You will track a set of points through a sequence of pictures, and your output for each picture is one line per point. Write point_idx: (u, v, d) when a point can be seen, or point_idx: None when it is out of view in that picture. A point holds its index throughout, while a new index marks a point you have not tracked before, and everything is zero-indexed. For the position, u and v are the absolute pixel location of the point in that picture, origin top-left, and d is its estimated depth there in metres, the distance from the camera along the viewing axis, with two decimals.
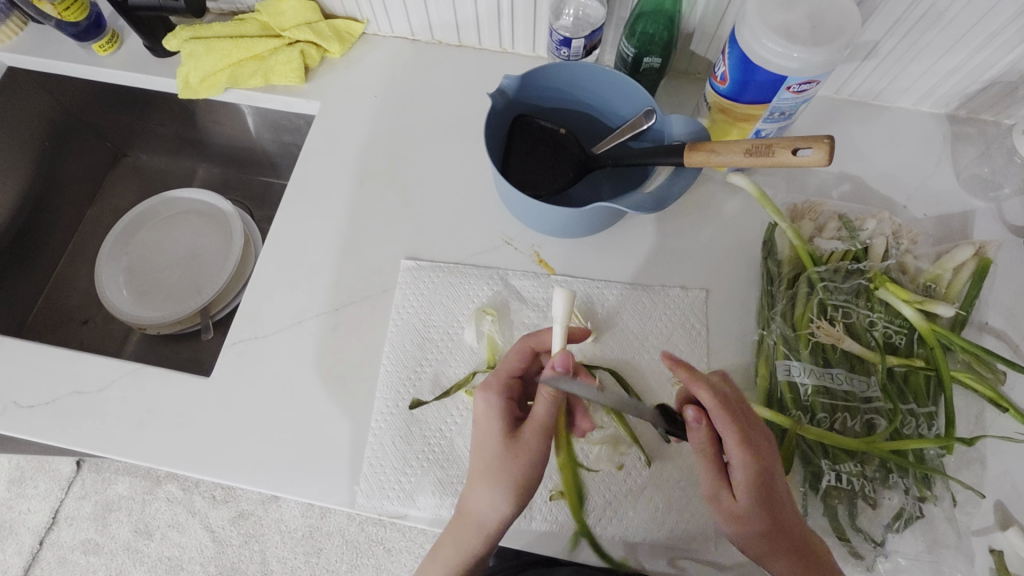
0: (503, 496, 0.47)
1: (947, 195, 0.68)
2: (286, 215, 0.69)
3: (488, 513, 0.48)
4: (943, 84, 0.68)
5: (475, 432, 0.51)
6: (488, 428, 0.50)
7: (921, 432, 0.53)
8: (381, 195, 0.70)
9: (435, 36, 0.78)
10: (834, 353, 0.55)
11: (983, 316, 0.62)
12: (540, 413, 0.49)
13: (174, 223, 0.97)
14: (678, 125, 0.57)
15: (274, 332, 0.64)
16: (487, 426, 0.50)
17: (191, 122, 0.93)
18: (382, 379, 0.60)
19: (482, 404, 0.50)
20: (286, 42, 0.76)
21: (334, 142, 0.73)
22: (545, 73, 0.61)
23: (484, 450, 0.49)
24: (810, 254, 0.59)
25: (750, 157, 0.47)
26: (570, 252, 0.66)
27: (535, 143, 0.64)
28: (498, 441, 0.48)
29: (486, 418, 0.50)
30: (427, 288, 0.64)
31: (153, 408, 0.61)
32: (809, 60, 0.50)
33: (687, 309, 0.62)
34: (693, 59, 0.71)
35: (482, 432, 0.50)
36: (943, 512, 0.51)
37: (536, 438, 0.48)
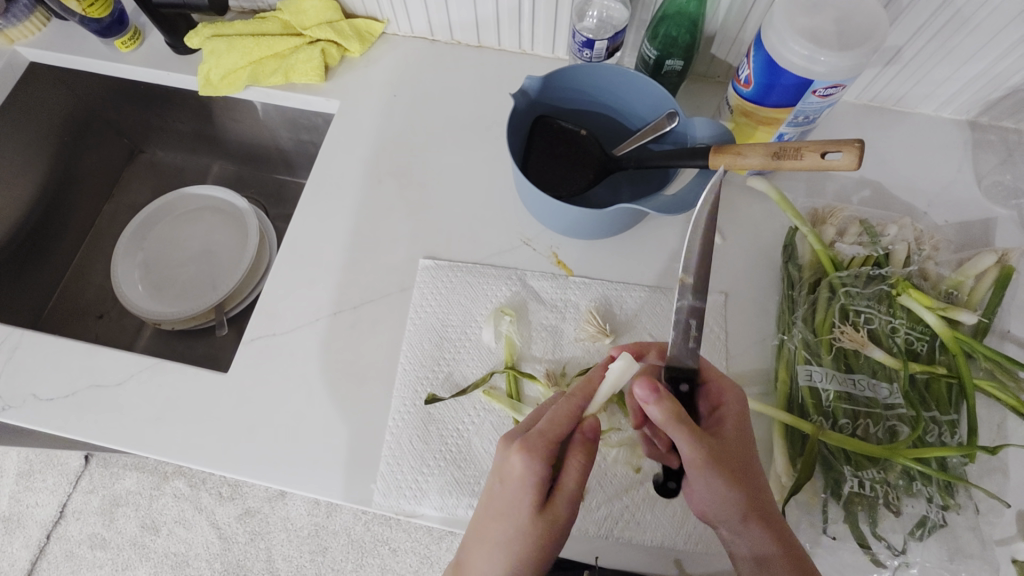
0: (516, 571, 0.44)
1: (968, 202, 0.68)
2: (304, 212, 0.69)
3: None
4: (964, 91, 0.68)
5: (498, 495, 0.45)
6: (518, 500, 0.44)
7: (943, 440, 0.53)
8: (400, 193, 0.70)
9: (455, 37, 0.78)
10: (856, 359, 0.55)
11: (1004, 324, 0.62)
12: (573, 488, 0.45)
13: (189, 219, 0.97)
14: (701, 128, 0.57)
15: (291, 329, 0.64)
16: (518, 497, 0.44)
17: (209, 119, 0.94)
18: (399, 378, 0.60)
19: (519, 472, 0.44)
20: (307, 41, 0.76)
21: (352, 140, 0.73)
22: (568, 74, 0.61)
23: (509, 521, 0.44)
24: (832, 259, 0.58)
25: (777, 160, 0.47)
26: (589, 254, 0.66)
27: (556, 144, 0.64)
28: (528, 518, 0.44)
29: (519, 488, 0.44)
30: (445, 288, 0.64)
31: (171, 402, 0.61)
32: (836, 64, 0.50)
33: (707, 313, 0.62)
34: (713, 62, 0.71)
35: (509, 501, 0.44)
36: (967, 521, 0.50)
37: (564, 512, 0.45)
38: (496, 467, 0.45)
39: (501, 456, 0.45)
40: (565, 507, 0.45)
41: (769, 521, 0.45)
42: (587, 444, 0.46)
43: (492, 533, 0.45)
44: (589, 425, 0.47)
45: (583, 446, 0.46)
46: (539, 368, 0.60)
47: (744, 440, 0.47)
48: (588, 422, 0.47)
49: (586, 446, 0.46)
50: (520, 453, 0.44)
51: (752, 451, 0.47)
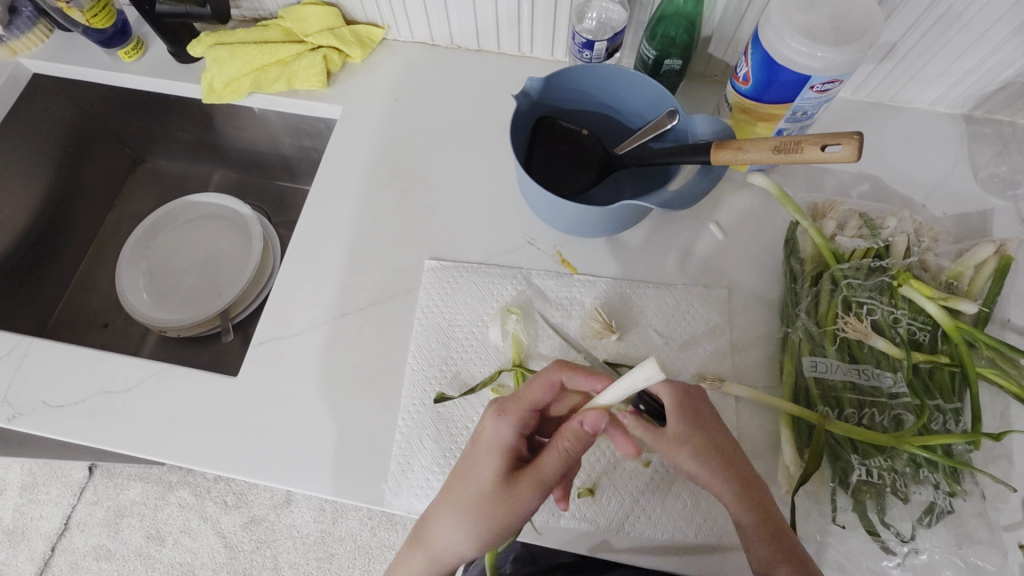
0: (467, 529, 0.46)
1: (964, 194, 0.69)
2: (309, 216, 0.70)
3: (450, 547, 0.47)
4: (958, 84, 0.69)
5: (468, 455, 0.48)
6: (480, 463, 0.47)
7: (948, 428, 0.54)
8: (403, 196, 0.71)
9: (454, 41, 0.79)
10: (860, 350, 0.55)
11: (1005, 313, 0.62)
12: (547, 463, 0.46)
13: (193, 227, 0.98)
14: (702, 125, 0.58)
15: (298, 331, 0.64)
16: (485, 460, 0.47)
17: (211, 128, 0.94)
18: (408, 378, 0.61)
19: (486, 430, 0.48)
20: (309, 47, 0.77)
21: (356, 145, 0.74)
22: (568, 75, 0.62)
23: (471, 483, 0.47)
24: (833, 253, 0.60)
25: (778, 155, 0.47)
26: (592, 253, 0.67)
27: (558, 145, 0.65)
28: (488, 484, 0.46)
29: (483, 448, 0.47)
30: (451, 288, 0.65)
31: (180, 407, 0.61)
32: (833, 59, 0.51)
33: (711, 308, 0.62)
34: (710, 62, 0.72)
35: (475, 462, 0.48)
36: (974, 508, 0.51)
37: (529, 495, 0.45)
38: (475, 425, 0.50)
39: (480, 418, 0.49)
40: (529, 492, 0.45)
41: (739, 487, 0.48)
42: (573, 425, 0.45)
43: (448, 489, 0.48)
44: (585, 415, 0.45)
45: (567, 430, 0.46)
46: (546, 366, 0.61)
47: (691, 415, 0.49)
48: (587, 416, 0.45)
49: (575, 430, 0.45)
50: (493, 413, 0.48)
51: (710, 425, 0.49)
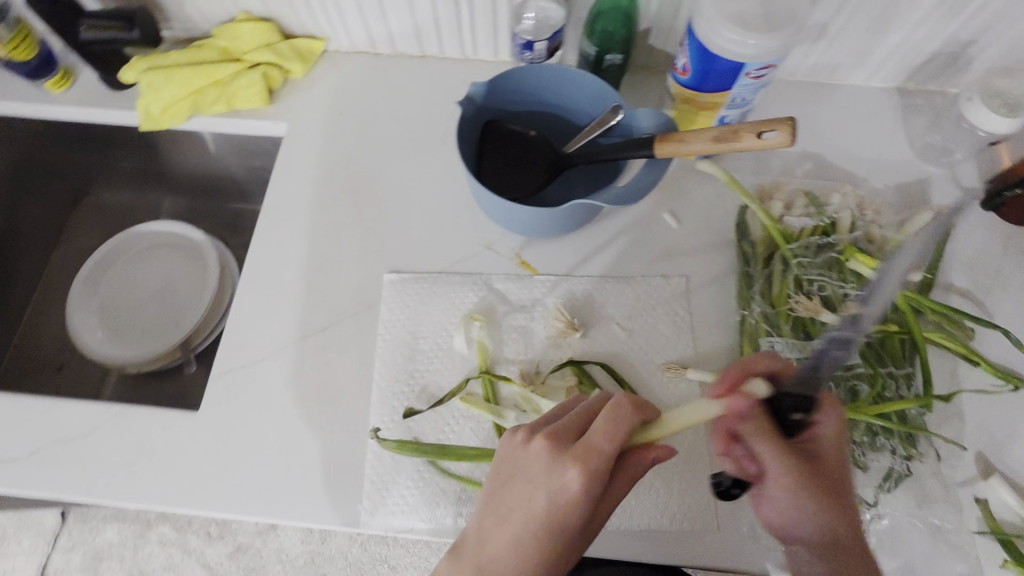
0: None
1: (903, 165, 0.71)
2: (262, 239, 0.68)
3: None
4: (889, 59, 0.71)
5: (541, 504, 0.42)
6: (563, 513, 0.42)
7: (901, 393, 0.56)
8: (356, 211, 0.70)
9: (396, 48, 0.78)
10: (813, 326, 0.57)
11: (948, 277, 0.64)
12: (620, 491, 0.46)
13: (145, 257, 0.95)
14: (645, 119, 0.59)
15: (260, 358, 0.63)
16: (572, 511, 0.42)
17: (154, 154, 0.91)
18: (376, 396, 0.60)
19: (575, 489, 0.41)
20: (246, 65, 0.75)
21: (304, 162, 0.73)
22: (510, 77, 0.62)
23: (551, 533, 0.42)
24: (782, 233, 0.61)
25: (718, 144, 0.48)
26: (549, 253, 0.67)
27: (507, 147, 0.65)
28: (575, 531, 0.42)
29: (572, 507, 0.41)
30: (412, 300, 0.65)
31: (143, 448, 0.60)
32: (764, 46, 0.52)
33: (670, 297, 0.64)
34: (653, 56, 0.72)
35: (561, 513, 0.42)
36: (930, 468, 0.53)
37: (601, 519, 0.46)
38: (532, 470, 0.43)
39: (542, 460, 0.43)
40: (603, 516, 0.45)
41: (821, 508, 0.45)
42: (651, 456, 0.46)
43: (513, 543, 0.43)
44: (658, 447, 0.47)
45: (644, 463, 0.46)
46: (513, 369, 0.61)
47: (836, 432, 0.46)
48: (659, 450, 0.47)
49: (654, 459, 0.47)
50: (572, 462, 0.42)
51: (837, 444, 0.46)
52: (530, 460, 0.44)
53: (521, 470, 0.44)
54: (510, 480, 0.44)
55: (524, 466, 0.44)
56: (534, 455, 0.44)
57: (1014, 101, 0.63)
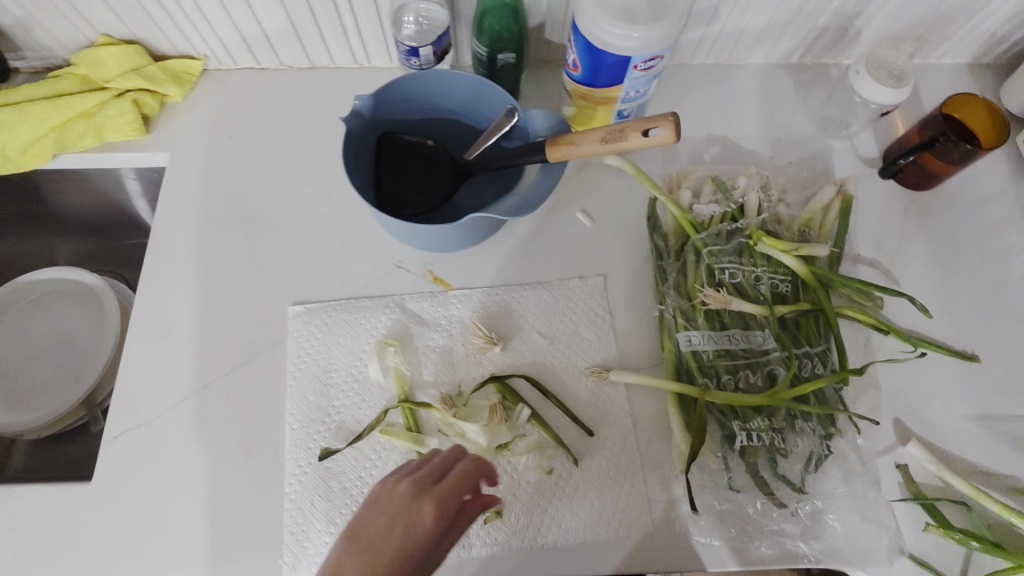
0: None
1: (806, 140, 0.72)
2: (150, 283, 0.63)
3: None
4: (782, 36, 0.71)
5: (383, 543, 0.42)
6: (400, 549, 0.41)
7: (817, 371, 0.56)
8: (254, 242, 0.65)
9: (283, 61, 0.73)
10: (728, 316, 0.57)
11: (855, 248, 0.65)
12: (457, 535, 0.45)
13: (33, 309, 0.86)
14: (540, 121, 0.57)
15: (158, 415, 0.58)
16: (410, 551, 0.42)
17: (31, 196, 0.83)
18: (289, 439, 0.56)
19: (428, 526, 0.42)
20: (114, 93, 0.69)
21: (192, 194, 0.67)
22: (397, 86, 0.59)
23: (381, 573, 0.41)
24: (691, 223, 0.60)
25: (607, 145, 0.47)
26: (463, 265, 0.64)
27: (405, 160, 0.62)
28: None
29: (420, 546, 0.42)
30: (321, 332, 0.61)
31: (31, 530, 0.54)
32: (648, 38, 0.51)
33: (588, 299, 0.62)
34: (549, 48, 0.71)
35: (398, 551, 0.41)
36: (850, 444, 0.54)
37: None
38: (385, 509, 0.43)
39: (402, 500, 0.44)
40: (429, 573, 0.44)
41: None
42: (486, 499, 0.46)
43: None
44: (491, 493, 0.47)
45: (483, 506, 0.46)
46: (433, 394, 0.58)
47: None
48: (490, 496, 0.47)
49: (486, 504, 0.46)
50: (427, 502, 0.43)
51: None
52: (392, 500, 0.44)
53: (380, 510, 0.43)
54: (367, 519, 0.43)
55: (382, 505, 0.44)
56: (396, 497, 0.44)
57: (899, 71, 0.64)
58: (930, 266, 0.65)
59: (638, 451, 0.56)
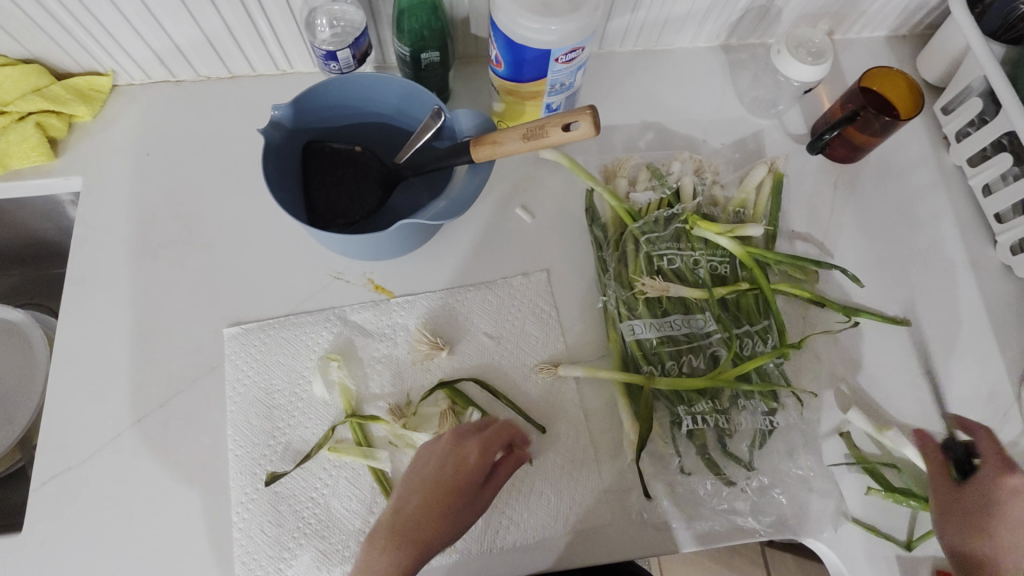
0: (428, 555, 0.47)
1: (738, 121, 0.73)
2: (72, 316, 0.60)
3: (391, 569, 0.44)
4: (707, 20, 0.72)
5: (436, 477, 0.48)
6: (450, 479, 0.48)
7: (758, 349, 0.57)
8: (182, 264, 0.62)
9: (200, 72, 0.70)
10: (668, 302, 0.57)
11: (790, 225, 0.67)
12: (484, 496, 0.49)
13: None
14: (465, 120, 0.56)
15: (90, 455, 0.55)
16: (456, 480, 0.48)
17: None
18: (233, 467, 0.54)
19: (473, 462, 0.49)
20: (15, 117, 0.64)
21: (112, 218, 0.64)
22: (316, 93, 0.57)
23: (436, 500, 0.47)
24: (628, 212, 0.61)
25: (530, 142, 0.46)
26: (404, 271, 0.63)
27: (333, 168, 0.60)
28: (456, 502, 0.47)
29: (467, 479, 0.48)
30: (259, 352, 0.59)
31: None
32: (565, 30, 0.50)
33: (533, 294, 0.62)
34: (478, 46, 0.70)
35: (448, 481, 0.48)
36: (792, 418, 0.55)
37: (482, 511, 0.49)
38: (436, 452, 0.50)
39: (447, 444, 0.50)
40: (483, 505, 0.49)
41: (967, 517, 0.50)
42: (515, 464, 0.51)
43: (421, 512, 0.47)
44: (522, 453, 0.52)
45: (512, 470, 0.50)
46: (381, 406, 0.57)
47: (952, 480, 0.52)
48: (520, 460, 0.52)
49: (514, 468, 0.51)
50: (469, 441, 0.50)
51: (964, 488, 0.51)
52: (438, 450, 0.50)
53: (430, 456, 0.50)
54: (419, 466, 0.50)
55: (433, 452, 0.50)
56: (442, 444, 0.50)
57: (818, 49, 0.65)
58: (861, 236, 0.67)
59: (591, 443, 0.56)
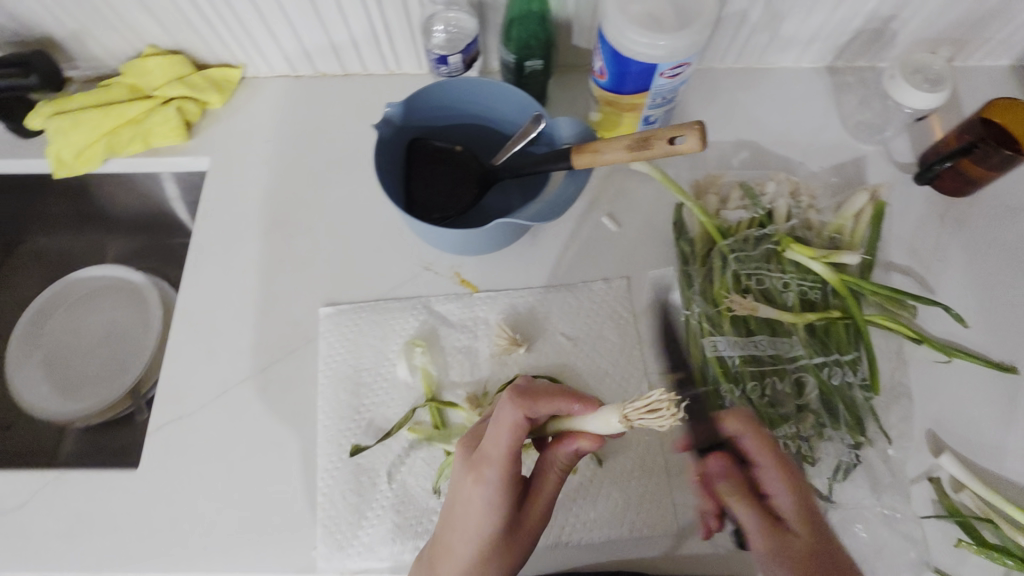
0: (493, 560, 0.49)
1: (839, 145, 0.71)
2: (192, 281, 0.66)
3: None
4: (814, 40, 0.70)
5: (468, 520, 0.45)
6: (488, 518, 0.45)
7: (848, 380, 0.55)
8: (289, 244, 0.68)
9: (318, 69, 0.76)
10: (754, 322, 0.56)
11: (888, 255, 0.64)
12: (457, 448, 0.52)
13: (87, 304, 0.92)
14: (566, 128, 0.58)
15: (198, 408, 0.60)
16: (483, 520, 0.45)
17: (83, 197, 0.87)
18: (321, 435, 0.59)
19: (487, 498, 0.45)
20: (160, 101, 0.72)
21: (231, 197, 0.70)
22: (427, 94, 0.60)
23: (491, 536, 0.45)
24: (717, 228, 0.60)
25: (632, 153, 0.47)
26: (490, 268, 0.65)
27: (433, 165, 0.63)
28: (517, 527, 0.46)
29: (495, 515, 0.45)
30: (350, 332, 0.63)
31: (82, 513, 0.57)
32: (674, 46, 0.51)
33: (613, 301, 0.63)
34: (583, 55, 0.71)
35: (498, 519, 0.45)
36: (880, 454, 0.54)
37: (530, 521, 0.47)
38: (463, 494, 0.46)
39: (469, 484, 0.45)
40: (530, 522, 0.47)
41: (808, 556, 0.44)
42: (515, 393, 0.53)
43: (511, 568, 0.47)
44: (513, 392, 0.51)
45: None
46: (460, 394, 0.60)
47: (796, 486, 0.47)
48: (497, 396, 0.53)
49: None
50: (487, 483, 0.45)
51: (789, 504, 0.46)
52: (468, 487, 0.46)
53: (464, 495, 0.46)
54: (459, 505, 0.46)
55: (462, 491, 0.46)
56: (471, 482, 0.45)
57: (935, 75, 0.63)
58: (967, 274, 0.64)
59: (660, 456, 0.57)
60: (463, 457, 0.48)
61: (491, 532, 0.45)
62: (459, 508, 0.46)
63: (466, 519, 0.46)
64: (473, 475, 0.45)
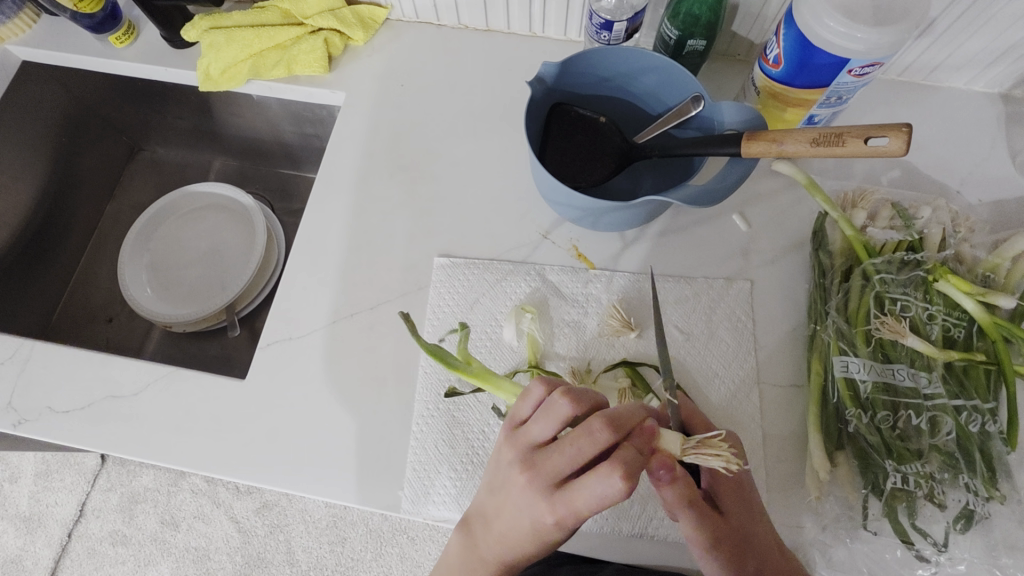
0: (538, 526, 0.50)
1: (1002, 180, 0.65)
2: (314, 209, 0.67)
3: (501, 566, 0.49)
4: (997, 63, 0.65)
5: (531, 534, 0.44)
6: (555, 537, 0.44)
7: (987, 429, 0.51)
8: (411, 189, 0.68)
9: (461, 20, 0.75)
10: (894, 349, 0.53)
11: None
12: (511, 452, 0.45)
13: (194, 218, 0.95)
14: (729, 113, 0.55)
15: (307, 332, 0.62)
16: (550, 537, 0.44)
17: (210, 115, 0.90)
18: (421, 381, 0.59)
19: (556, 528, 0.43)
20: (309, 30, 0.74)
21: (360, 134, 0.71)
22: (585, 59, 0.58)
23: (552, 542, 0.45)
24: (864, 245, 0.57)
25: (817, 147, 0.45)
26: (609, 246, 0.64)
27: (573, 132, 0.62)
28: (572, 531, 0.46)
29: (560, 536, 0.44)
30: (462, 286, 0.63)
31: (189, 411, 0.60)
32: (876, 41, 0.47)
33: (733, 303, 0.60)
34: (753, 48, 0.68)
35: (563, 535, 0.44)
36: (1014, 514, 0.50)
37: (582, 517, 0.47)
38: (529, 516, 0.43)
39: (539, 514, 0.42)
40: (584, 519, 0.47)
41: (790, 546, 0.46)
42: (583, 401, 0.44)
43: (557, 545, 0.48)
44: (595, 421, 0.41)
45: (596, 404, 0.45)
46: (563, 366, 0.59)
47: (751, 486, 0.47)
48: (561, 406, 0.43)
49: (562, 388, 0.45)
50: (558, 519, 0.42)
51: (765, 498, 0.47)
52: (538, 514, 0.43)
53: (531, 517, 0.43)
54: (523, 522, 0.44)
55: (528, 514, 0.43)
56: (543, 514, 0.42)
57: None
58: None
59: (763, 466, 0.55)
60: (537, 495, 0.43)
61: (555, 544, 0.45)
62: (526, 531, 0.44)
63: (533, 539, 0.44)
64: (556, 522, 0.42)
